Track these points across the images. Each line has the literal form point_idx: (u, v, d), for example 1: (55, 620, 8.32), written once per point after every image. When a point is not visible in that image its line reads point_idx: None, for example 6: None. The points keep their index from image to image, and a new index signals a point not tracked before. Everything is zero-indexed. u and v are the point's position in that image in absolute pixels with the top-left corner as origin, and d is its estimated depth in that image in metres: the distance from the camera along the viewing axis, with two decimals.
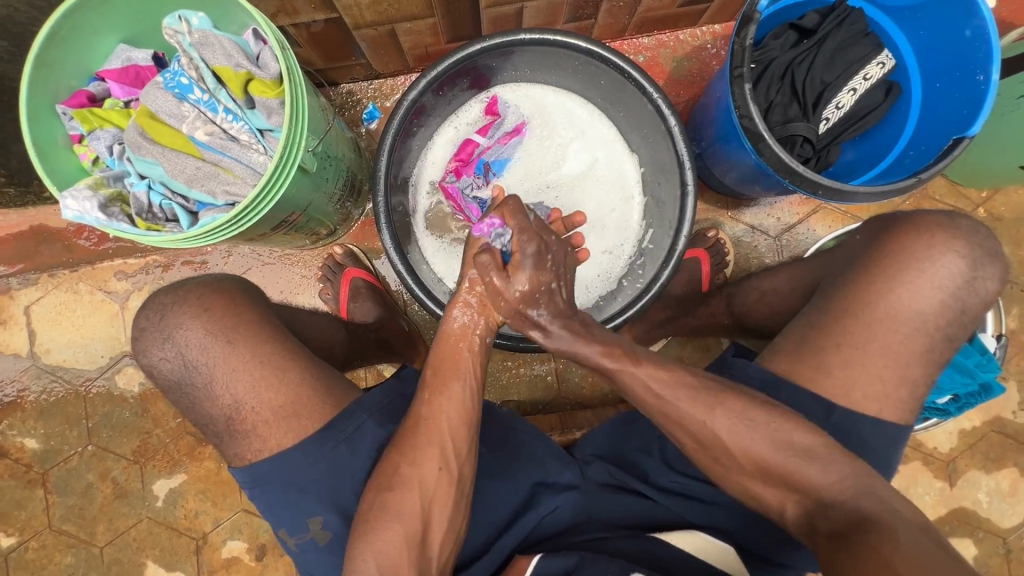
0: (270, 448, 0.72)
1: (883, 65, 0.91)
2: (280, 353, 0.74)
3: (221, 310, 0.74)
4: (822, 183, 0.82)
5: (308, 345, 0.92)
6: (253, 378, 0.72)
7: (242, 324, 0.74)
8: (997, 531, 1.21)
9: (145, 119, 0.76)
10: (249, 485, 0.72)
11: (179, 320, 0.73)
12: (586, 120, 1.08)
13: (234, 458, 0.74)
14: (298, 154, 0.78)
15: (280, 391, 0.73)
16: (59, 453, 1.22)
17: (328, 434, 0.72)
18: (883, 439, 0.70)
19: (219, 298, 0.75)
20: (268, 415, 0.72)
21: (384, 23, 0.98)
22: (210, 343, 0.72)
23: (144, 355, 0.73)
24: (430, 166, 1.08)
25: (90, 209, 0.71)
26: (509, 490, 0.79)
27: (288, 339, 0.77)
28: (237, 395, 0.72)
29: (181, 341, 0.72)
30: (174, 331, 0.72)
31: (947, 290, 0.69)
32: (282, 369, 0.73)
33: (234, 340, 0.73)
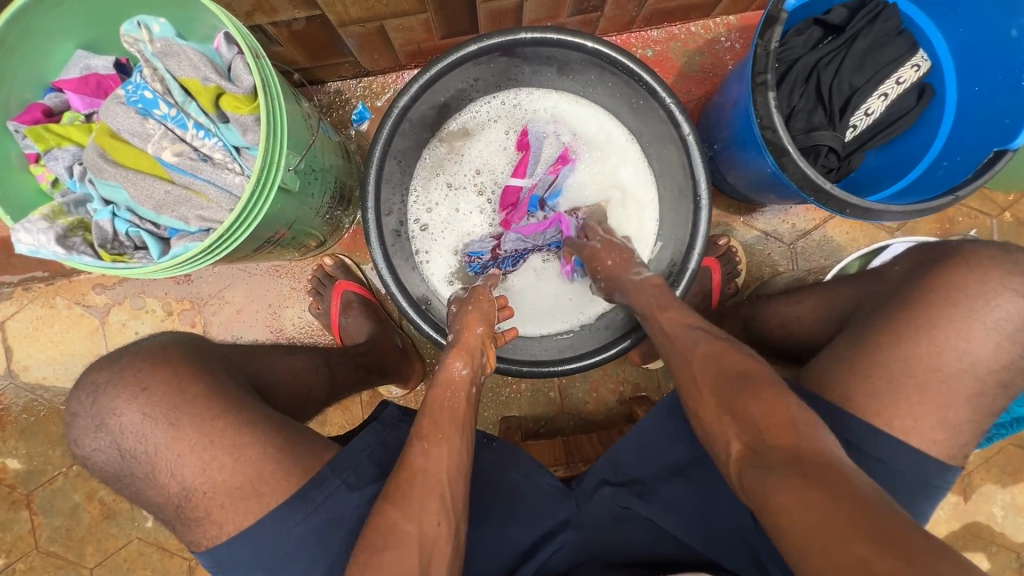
0: (227, 533, 0.66)
1: (917, 68, 0.84)
2: (230, 430, 0.67)
3: (162, 388, 0.68)
4: (851, 201, 0.75)
5: (277, 405, 0.83)
6: (201, 461, 0.66)
7: (185, 402, 0.67)
8: (1011, 546, 1.17)
9: (105, 137, 0.69)
10: (214, 571, 0.67)
11: (114, 405, 0.67)
12: (614, 134, 1.01)
13: (194, 545, 0.68)
14: (278, 173, 0.71)
15: (233, 471, 0.66)
16: (43, 473, 1.17)
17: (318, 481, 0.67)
18: (916, 481, 0.65)
19: (160, 374, 0.69)
20: (222, 499, 0.66)
21: (372, 19, 0.89)
22: (148, 429, 0.66)
23: (79, 444, 0.69)
24: (457, 161, 1.03)
25: (46, 242, 0.65)
26: (513, 529, 0.74)
27: (243, 410, 0.69)
28: (185, 482, 0.66)
29: (114, 429, 0.67)
30: (108, 417, 0.67)
31: (1005, 332, 0.64)
32: (235, 448, 0.67)
33: (176, 420, 0.67)
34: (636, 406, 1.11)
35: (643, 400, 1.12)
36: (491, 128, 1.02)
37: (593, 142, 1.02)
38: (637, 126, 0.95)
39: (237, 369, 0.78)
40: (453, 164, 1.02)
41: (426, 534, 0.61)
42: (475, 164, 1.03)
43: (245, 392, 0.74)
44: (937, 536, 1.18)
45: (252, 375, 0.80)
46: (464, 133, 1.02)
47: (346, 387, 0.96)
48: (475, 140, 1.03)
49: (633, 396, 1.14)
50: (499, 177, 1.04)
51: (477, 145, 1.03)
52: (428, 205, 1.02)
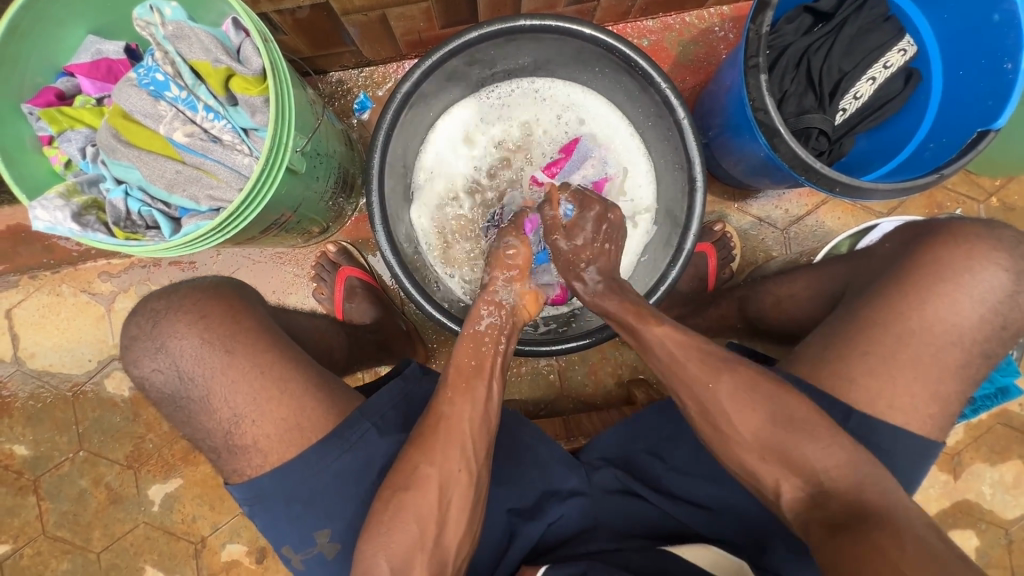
0: (271, 463, 0.69)
1: (904, 52, 0.86)
2: (281, 363, 0.71)
3: (218, 318, 0.70)
4: (840, 179, 0.78)
5: (306, 348, 0.87)
6: (254, 390, 0.69)
7: (241, 333, 0.71)
8: (1000, 522, 1.20)
9: (118, 119, 0.71)
10: (247, 503, 0.69)
11: (174, 329, 0.69)
12: (628, 143, 1.02)
13: (233, 475, 0.71)
14: (285, 154, 0.73)
15: (283, 404, 0.70)
16: (50, 459, 1.19)
17: (330, 452, 0.69)
18: (904, 449, 0.68)
19: (217, 306, 0.72)
20: (270, 429, 0.69)
21: (374, 8, 0.91)
22: (206, 354, 0.69)
23: (136, 365, 0.70)
24: (486, 128, 1.05)
25: (62, 219, 0.67)
26: (516, 502, 0.77)
27: (290, 347, 0.74)
28: (237, 408, 0.69)
29: (174, 352, 0.69)
30: (168, 340, 0.69)
31: (987, 303, 0.67)
32: (283, 380, 0.70)
33: (233, 348, 0.69)
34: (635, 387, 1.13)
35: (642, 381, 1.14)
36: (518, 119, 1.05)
37: (608, 147, 1.04)
38: (646, 128, 0.97)
39: (275, 318, 0.82)
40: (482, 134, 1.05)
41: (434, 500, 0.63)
42: (493, 154, 1.06)
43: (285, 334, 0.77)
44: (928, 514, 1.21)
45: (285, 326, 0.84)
46: (506, 108, 1.05)
47: (353, 360, 0.98)
48: (515, 124, 1.05)
49: (631, 378, 1.17)
50: (519, 163, 1.06)
51: (513, 122, 1.05)
52: (445, 167, 1.04)
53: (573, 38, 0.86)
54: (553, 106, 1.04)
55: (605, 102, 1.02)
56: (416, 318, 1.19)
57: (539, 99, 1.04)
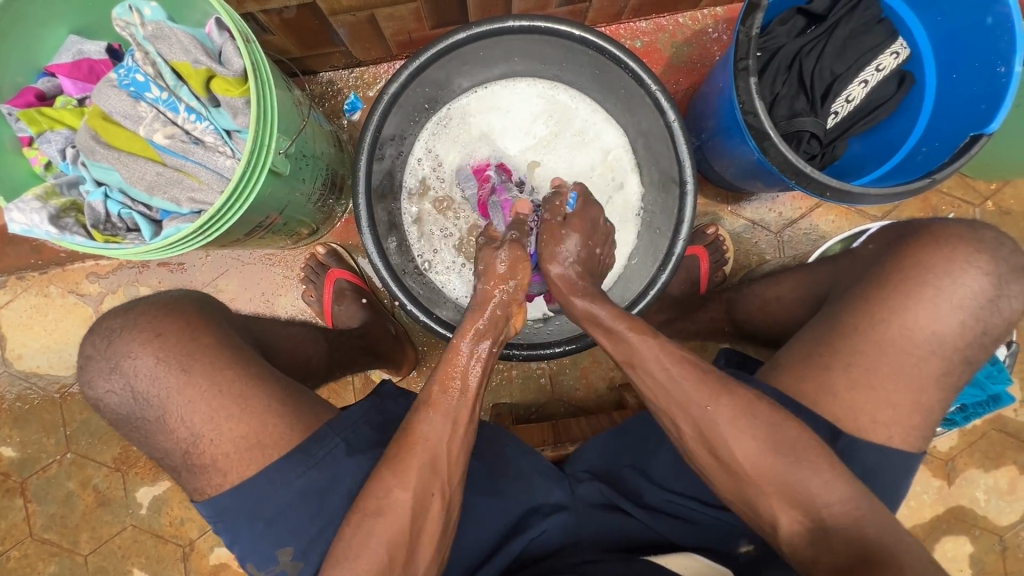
0: (230, 482, 0.68)
1: (897, 55, 0.85)
2: (240, 380, 0.70)
3: (175, 336, 0.69)
4: (830, 184, 0.77)
5: (277, 366, 0.85)
6: (211, 408, 0.68)
7: (198, 350, 0.69)
8: (995, 529, 1.19)
9: (96, 120, 0.70)
10: (212, 520, 0.69)
11: (128, 348, 0.69)
12: (624, 156, 1.02)
13: (195, 493, 0.70)
14: (268, 156, 0.72)
15: (240, 422, 0.68)
16: (37, 461, 1.18)
17: (300, 458, 0.68)
18: (890, 456, 0.67)
19: (174, 323, 0.71)
20: (228, 448, 0.68)
21: (362, 8, 0.91)
22: (162, 372, 0.68)
23: (91, 386, 0.70)
24: (486, 134, 1.04)
25: (39, 222, 0.66)
26: (503, 506, 0.76)
27: (250, 363, 0.72)
28: (194, 428, 0.68)
29: (128, 371, 0.68)
30: (123, 359, 0.68)
31: (969, 310, 0.66)
32: (242, 398, 0.69)
33: (188, 366, 0.68)
34: (626, 391, 1.12)
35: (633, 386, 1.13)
36: (517, 127, 1.04)
37: (605, 161, 1.03)
38: (642, 140, 0.96)
39: (243, 331, 0.80)
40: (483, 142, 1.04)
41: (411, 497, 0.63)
42: (490, 162, 1.05)
43: (250, 347, 0.76)
44: (921, 520, 1.20)
45: (257, 338, 0.83)
46: (510, 118, 1.04)
47: (336, 365, 0.97)
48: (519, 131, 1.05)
49: (623, 382, 1.16)
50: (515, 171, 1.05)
51: (510, 129, 1.04)
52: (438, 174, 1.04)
53: (567, 40, 0.85)
54: (553, 116, 1.04)
55: (606, 114, 1.01)
56: (406, 321, 1.18)
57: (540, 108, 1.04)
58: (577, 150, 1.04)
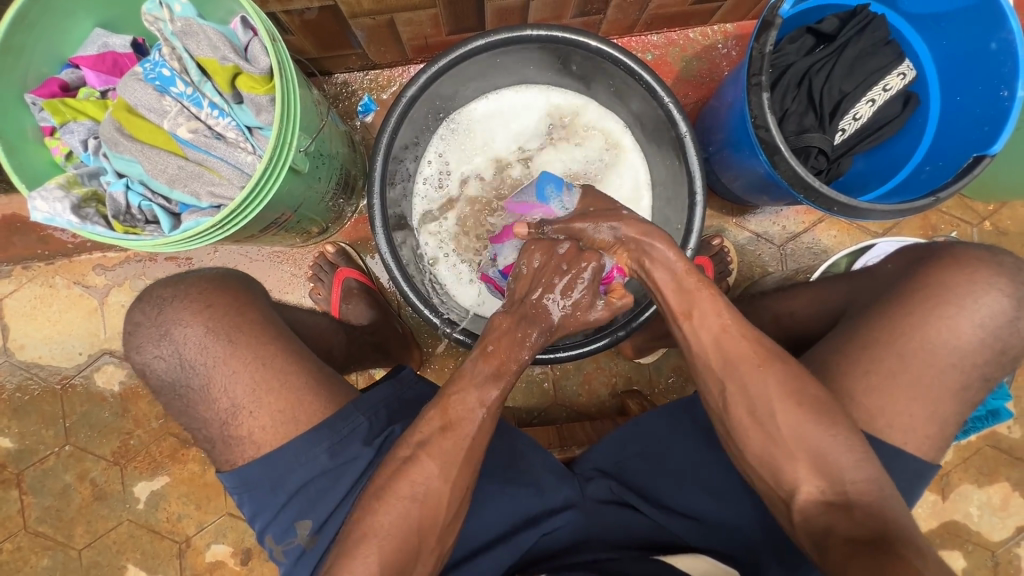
0: (264, 452, 0.68)
1: (903, 76, 0.88)
2: (282, 356, 0.71)
3: (223, 308, 0.71)
4: (838, 199, 0.79)
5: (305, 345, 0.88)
6: (253, 381, 0.69)
7: (244, 324, 0.71)
8: (987, 545, 1.21)
9: (121, 112, 0.71)
10: (236, 490, 0.68)
11: (179, 317, 0.70)
12: (632, 162, 1.03)
13: (223, 464, 0.70)
14: (289, 153, 0.73)
15: (279, 395, 0.69)
16: (34, 453, 1.17)
17: (327, 433, 0.69)
18: (893, 464, 0.69)
19: (223, 296, 0.72)
20: (266, 420, 0.68)
21: (382, 12, 0.92)
22: (210, 343, 0.69)
23: (138, 351, 0.70)
24: (495, 138, 1.05)
25: (62, 211, 0.66)
26: (511, 505, 0.76)
27: (292, 341, 0.74)
28: (236, 399, 0.68)
29: (179, 339, 0.69)
30: (173, 327, 0.69)
31: (989, 329, 0.68)
32: (282, 373, 0.70)
33: (235, 338, 0.70)
34: (628, 397, 1.13)
35: (635, 392, 1.14)
36: (526, 132, 1.05)
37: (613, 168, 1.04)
38: (652, 150, 0.98)
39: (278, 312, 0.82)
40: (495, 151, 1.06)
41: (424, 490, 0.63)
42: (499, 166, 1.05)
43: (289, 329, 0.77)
44: None
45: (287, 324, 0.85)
46: (523, 129, 1.05)
47: (352, 361, 1.00)
48: (529, 136, 1.06)
49: (626, 389, 1.17)
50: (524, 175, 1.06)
51: (520, 133, 1.05)
52: (449, 180, 1.05)
53: (584, 50, 0.87)
54: (562, 121, 1.05)
55: (616, 121, 1.03)
56: (412, 321, 1.18)
57: (550, 114, 1.05)
58: (586, 156, 1.05)
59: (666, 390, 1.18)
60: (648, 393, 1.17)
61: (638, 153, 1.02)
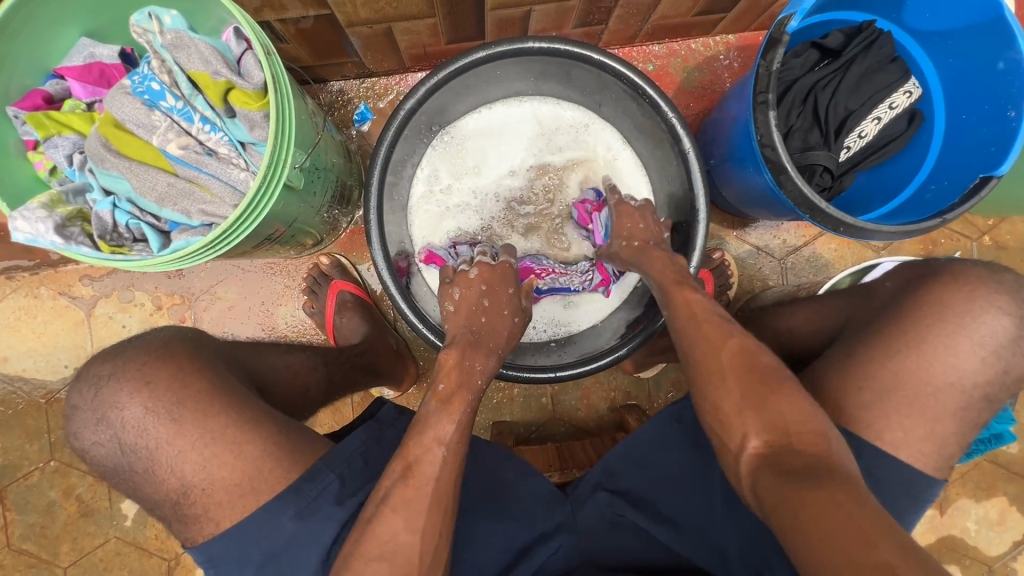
0: (223, 529, 0.66)
1: (909, 94, 0.87)
2: (233, 426, 0.67)
3: (164, 382, 0.67)
4: (844, 220, 0.77)
5: (276, 403, 0.84)
6: (202, 458, 0.66)
7: (188, 399, 0.67)
8: (984, 559, 1.21)
9: (108, 128, 0.68)
10: (205, 566, 0.66)
11: (116, 398, 0.67)
12: (634, 174, 1.02)
13: (186, 540, 0.68)
14: (285, 171, 0.71)
15: (233, 468, 0.66)
16: (17, 468, 1.14)
17: (301, 486, 0.66)
18: (901, 493, 0.68)
19: (165, 368, 0.68)
20: (221, 496, 0.66)
21: (381, 21, 0.90)
22: (150, 423, 0.66)
23: (77, 437, 0.68)
24: (493, 147, 1.03)
25: (44, 231, 0.64)
26: (511, 532, 0.75)
27: (245, 406, 0.69)
28: (185, 478, 0.66)
29: (116, 423, 0.66)
30: (110, 410, 0.66)
31: (989, 348, 0.67)
32: (236, 444, 0.67)
33: (178, 416, 0.66)
34: (627, 412, 1.11)
35: (634, 407, 1.12)
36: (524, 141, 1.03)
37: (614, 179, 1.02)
38: (654, 161, 0.97)
39: (236, 364, 0.79)
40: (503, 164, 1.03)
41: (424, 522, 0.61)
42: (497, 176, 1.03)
43: (245, 387, 0.74)
44: None
45: (252, 367, 0.81)
46: (527, 141, 1.03)
47: (338, 390, 0.96)
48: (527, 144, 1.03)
49: (624, 404, 1.15)
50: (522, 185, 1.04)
51: (519, 142, 1.03)
52: (452, 190, 1.02)
53: (589, 64, 0.86)
54: (562, 131, 1.03)
55: (617, 132, 1.01)
56: (408, 336, 1.16)
57: (549, 122, 1.03)
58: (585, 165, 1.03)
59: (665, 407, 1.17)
60: (646, 408, 1.16)
61: (640, 164, 1.01)
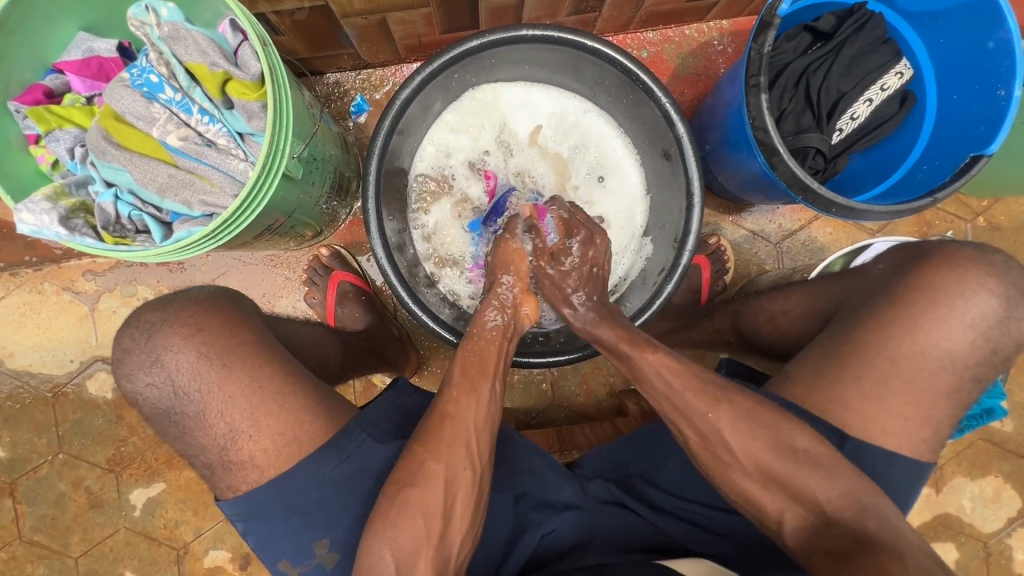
0: (267, 477, 0.67)
1: (900, 75, 0.88)
2: (279, 376, 0.69)
3: (216, 331, 0.69)
4: (836, 200, 0.78)
5: (303, 363, 0.86)
6: (251, 404, 0.68)
7: (237, 347, 0.69)
8: (979, 536, 1.22)
9: (108, 120, 0.69)
10: (238, 518, 0.68)
11: (169, 342, 0.68)
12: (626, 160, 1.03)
13: (223, 490, 0.69)
14: (283, 160, 0.72)
15: (278, 417, 0.68)
16: (27, 461, 1.16)
17: (308, 471, 0.67)
18: (893, 469, 0.69)
19: (214, 318, 0.70)
20: (266, 444, 0.67)
21: (375, 11, 0.90)
22: (203, 367, 0.67)
23: (129, 380, 0.68)
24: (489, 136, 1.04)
25: (49, 223, 0.65)
26: (512, 514, 0.76)
27: (286, 359, 0.72)
28: (233, 424, 0.67)
29: (170, 366, 0.67)
30: (163, 353, 0.67)
31: (978, 330, 0.68)
32: (281, 395, 0.69)
33: (229, 362, 0.68)
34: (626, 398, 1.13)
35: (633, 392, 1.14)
36: (519, 131, 1.04)
37: (607, 166, 1.04)
38: (646, 146, 0.98)
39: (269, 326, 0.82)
40: (508, 155, 1.05)
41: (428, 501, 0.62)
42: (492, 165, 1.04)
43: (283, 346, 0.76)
44: None
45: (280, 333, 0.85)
46: (522, 130, 1.04)
47: (348, 369, 0.97)
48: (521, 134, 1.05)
49: (623, 389, 1.17)
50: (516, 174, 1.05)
51: (514, 132, 1.04)
52: (463, 171, 1.04)
53: (581, 51, 0.86)
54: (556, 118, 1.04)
55: (609, 119, 1.02)
56: (409, 324, 1.17)
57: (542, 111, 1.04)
58: (580, 153, 1.04)
59: None
60: None
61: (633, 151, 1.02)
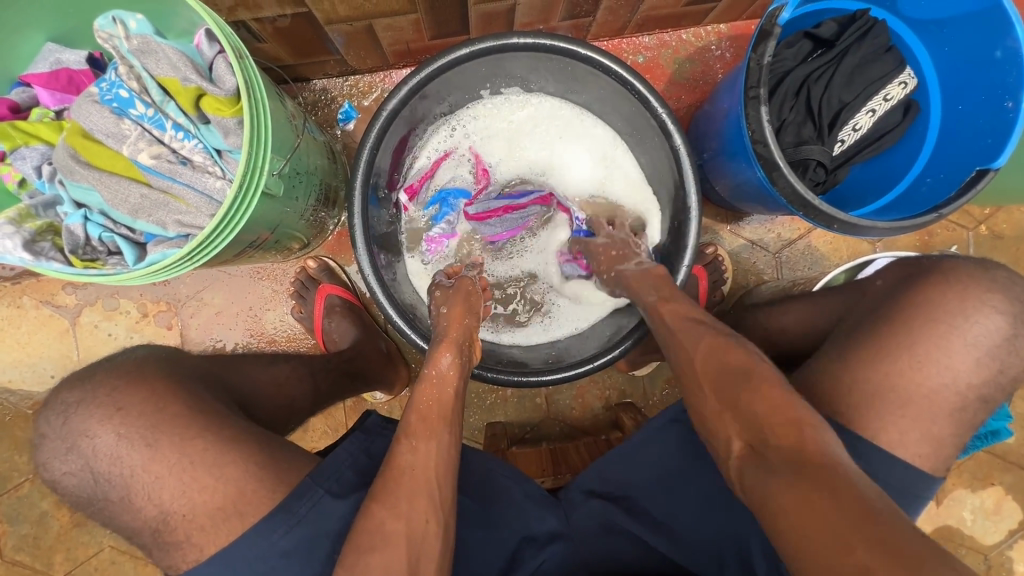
0: (207, 556, 0.63)
1: (904, 85, 0.85)
2: (213, 449, 0.65)
3: (138, 408, 0.65)
4: (838, 216, 0.76)
5: (260, 412, 0.81)
6: (180, 483, 0.64)
7: (162, 422, 0.65)
8: (980, 548, 1.21)
9: (75, 138, 0.66)
10: None
11: (86, 426, 0.65)
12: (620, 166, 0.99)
13: (168, 568, 0.66)
14: (262, 178, 0.69)
15: (214, 492, 0.64)
16: (8, 480, 1.12)
17: (286, 502, 0.64)
18: (895, 494, 0.67)
19: (138, 393, 0.66)
20: (202, 521, 0.63)
21: (360, 18, 0.87)
22: (123, 451, 0.64)
23: (47, 468, 0.66)
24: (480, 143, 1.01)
25: (13, 248, 0.62)
26: (501, 539, 0.73)
27: (225, 428, 0.68)
28: (163, 505, 0.64)
29: (88, 451, 0.64)
30: (80, 439, 0.65)
31: (984, 349, 0.66)
32: (217, 466, 0.64)
33: (153, 441, 0.64)
34: (622, 412, 1.09)
35: (629, 407, 1.10)
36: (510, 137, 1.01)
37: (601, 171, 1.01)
38: (640, 153, 0.95)
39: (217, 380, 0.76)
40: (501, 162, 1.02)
41: (412, 535, 0.59)
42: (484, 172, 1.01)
43: (227, 408, 0.72)
44: None
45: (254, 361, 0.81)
46: (514, 137, 1.01)
47: (324, 401, 0.93)
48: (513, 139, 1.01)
49: (619, 402, 1.14)
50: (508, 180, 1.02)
51: (507, 138, 1.01)
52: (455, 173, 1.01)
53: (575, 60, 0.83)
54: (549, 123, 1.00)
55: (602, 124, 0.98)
56: (398, 338, 1.16)
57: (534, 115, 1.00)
58: (573, 158, 1.01)
59: (661, 402, 1.15)
60: (642, 405, 1.15)
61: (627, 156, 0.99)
